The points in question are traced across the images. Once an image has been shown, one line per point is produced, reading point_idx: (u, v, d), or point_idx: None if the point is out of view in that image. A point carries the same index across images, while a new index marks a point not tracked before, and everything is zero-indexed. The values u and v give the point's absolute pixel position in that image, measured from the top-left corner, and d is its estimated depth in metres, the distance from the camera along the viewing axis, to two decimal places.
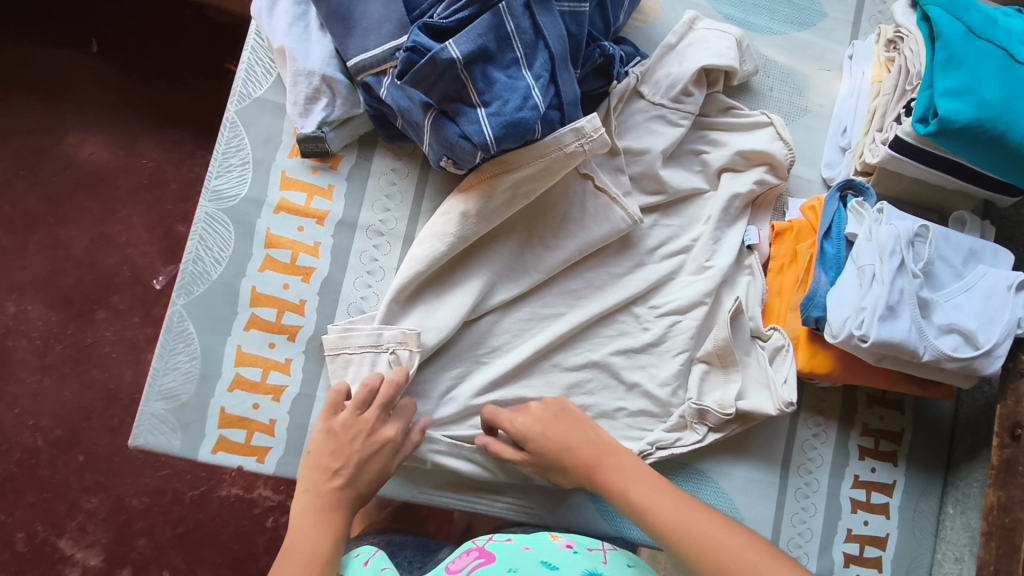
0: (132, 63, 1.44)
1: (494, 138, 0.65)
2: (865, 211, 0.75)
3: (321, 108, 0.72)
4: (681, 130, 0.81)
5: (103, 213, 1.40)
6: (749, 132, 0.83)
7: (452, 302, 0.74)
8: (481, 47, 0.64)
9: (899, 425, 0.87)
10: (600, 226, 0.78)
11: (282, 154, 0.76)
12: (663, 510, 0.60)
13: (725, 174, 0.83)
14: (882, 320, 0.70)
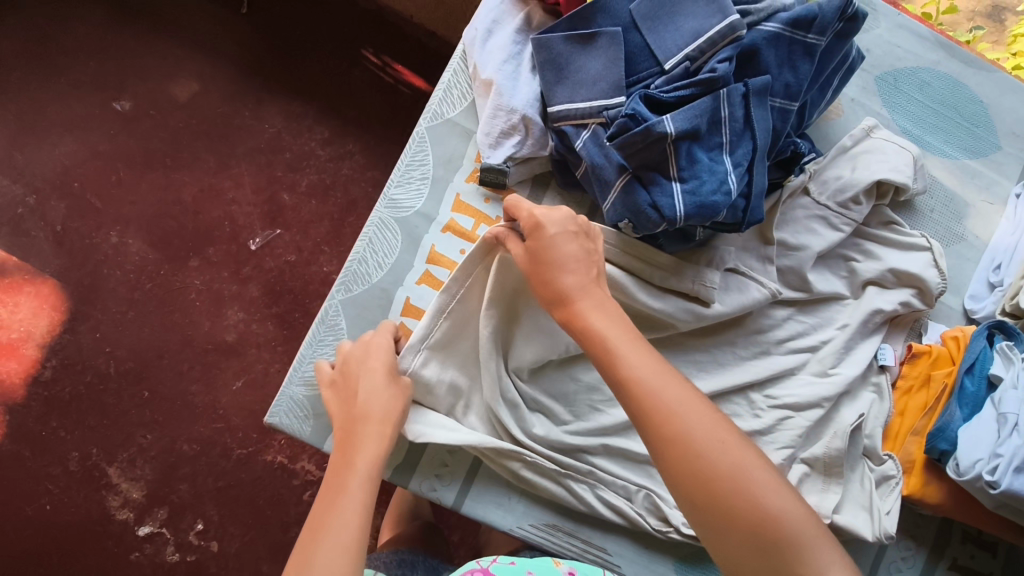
0: (277, 33, 1.50)
1: (684, 215, 0.66)
2: (1015, 356, 0.75)
3: (511, 144, 0.75)
4: (841, 236, 0.80)
5: (217, 165, 1.43)
6: (906, 252, 0.83)
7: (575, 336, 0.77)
8: (694, 127, 0.66)
9: (987, 568, 0.85)
10: (738, 298, 0.77)
11: (461, 176, 0.78)
12: (642, 372, 0.57)
13: (872, 287, 0.83)
14: (1017, 472, 0.69)
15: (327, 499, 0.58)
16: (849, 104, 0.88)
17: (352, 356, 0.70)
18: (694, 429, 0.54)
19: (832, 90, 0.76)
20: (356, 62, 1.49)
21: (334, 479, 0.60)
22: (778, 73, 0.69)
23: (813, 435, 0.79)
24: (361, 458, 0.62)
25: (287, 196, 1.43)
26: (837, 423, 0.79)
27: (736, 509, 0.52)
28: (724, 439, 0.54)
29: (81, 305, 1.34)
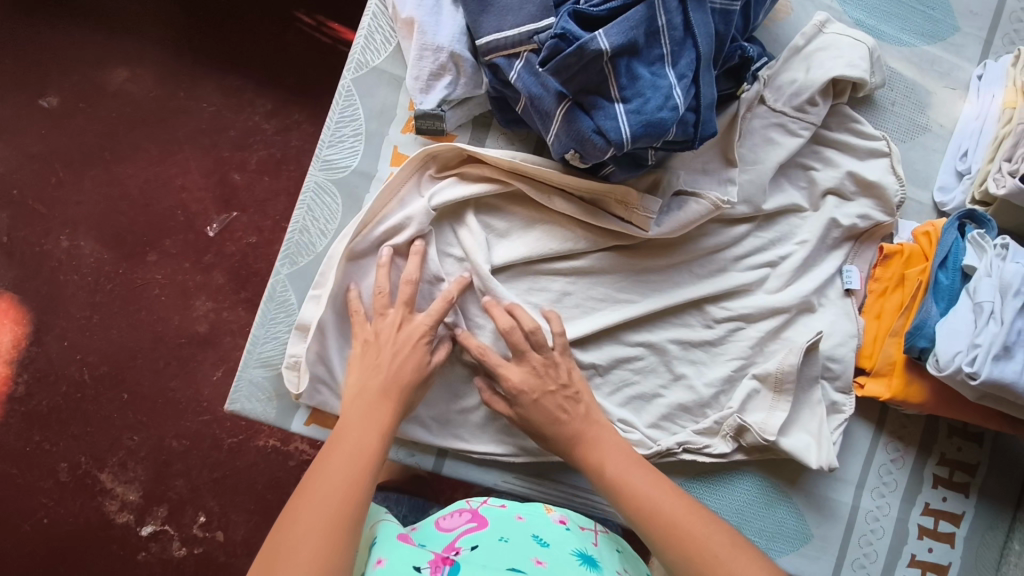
0: (200, 3, 1.40)
1: (630, 137, 0.62)
2: (987, 245, 0.73)
3: (444, 86, 0.70)
4: (801, 141, 0.77)
5: (160, 153, 1.36)
6: (864, 159, 0.80)
7: (525, 242, 0.74)
8: (631, 41, 0.61)
9: (974, 458, 0.86)
10: (680, 217, 0.72)
11: (395, 128, 0.74)
12: (609, 443, 0.66)
13: (831, 197, 0.80)
14: (995, 360, 0.68)
15: (333, 455, 0.58)
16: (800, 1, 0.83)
17: (402, 322, 0.67)
18: (634, 479, 0.63)
19: None
20: (288, 24, 1.40)
21: (339, 437, 0.60)
22: None
23: (766, 348, 0.77)
24: (370, 420, 0.62)
25: (238, 176, 1.37)
26: (793, 340, 0.77)
27: (666, 536, 0.59)
28: (673, 496, 0.61)
29: (44, 315, 1.29)
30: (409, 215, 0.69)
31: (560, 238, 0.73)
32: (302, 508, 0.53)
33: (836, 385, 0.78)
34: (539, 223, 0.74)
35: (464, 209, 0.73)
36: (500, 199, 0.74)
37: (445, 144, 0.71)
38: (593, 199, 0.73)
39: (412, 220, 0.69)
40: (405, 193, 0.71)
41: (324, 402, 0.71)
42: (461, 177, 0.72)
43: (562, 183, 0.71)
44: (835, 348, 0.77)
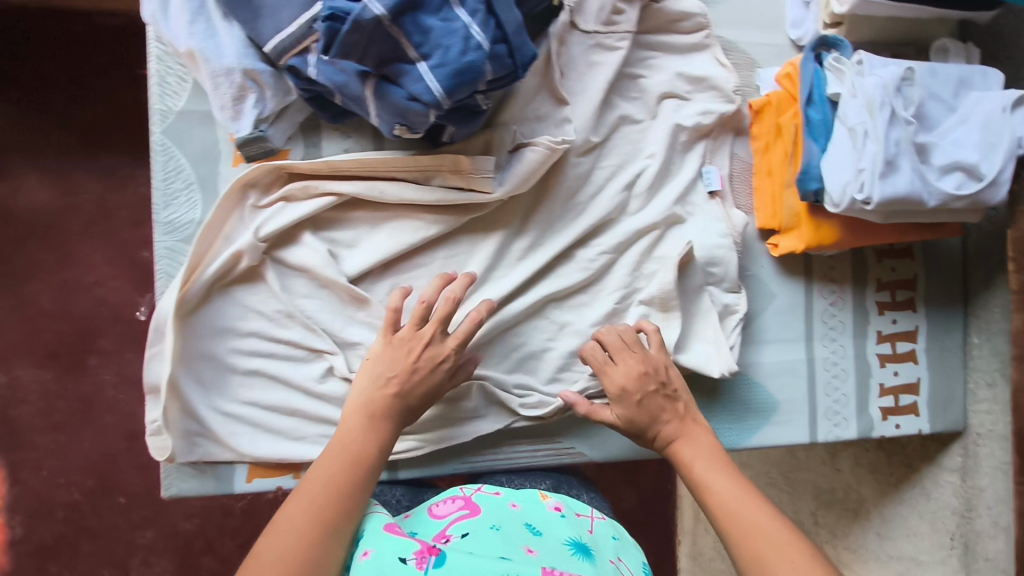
0: (31, 91, 1.27)
1: (445, 92, 0.60)
2: (844, 66, 0.71)
3: (252, 106, 0.66)
4: (621, 53, 0.75)
5: (59, 260, 1.28)
6: (686, 55, 0.79)
7: (384, 238, 0.72)
8: None
9: (911, 272, 0.85)
10: (519, 169, 0.70)
11: (226, 163, 0.70)
12: (705, 442, 0.67)
13: (669, 101, 0.79)
14: (883, 178, 0.67)
15: (291, 491, 0.60)
16: None
17: (432, 337, 0.67)
18: (721, 486, 0.63)
19: None
20: (133, 83, 1.32)
21: (341, 447, 0.62)
22: None
23: (648, 271, 0.77)
24: (370, 431, 0.64)
25: (144, 253, 1.32)
26: (668, 257, 0.76)
27: (743, 551, 0.58)
28: (749, 500, 0.61)
29: (11, 455, 1.24)
30: (237, 249, 0.69)
31: (411, 231, 0.72)
32: (272, 545, 0.56)
33: (724, 288, 0.79)
34: (385, 221, 0.72)
35: (297, 230, 0.71)
36: (336, 210, 0.72)
37: (260, 166, 0.69)
38: (426, 177, 0.71)
39: (242, 253, 0.69)
40: (230, 229, 0.69)
41: (205, 452, 0.72)
42: (287, 198, 0.70)
43: (389, 167, 0.70)
44: (714, 251, 0.78)
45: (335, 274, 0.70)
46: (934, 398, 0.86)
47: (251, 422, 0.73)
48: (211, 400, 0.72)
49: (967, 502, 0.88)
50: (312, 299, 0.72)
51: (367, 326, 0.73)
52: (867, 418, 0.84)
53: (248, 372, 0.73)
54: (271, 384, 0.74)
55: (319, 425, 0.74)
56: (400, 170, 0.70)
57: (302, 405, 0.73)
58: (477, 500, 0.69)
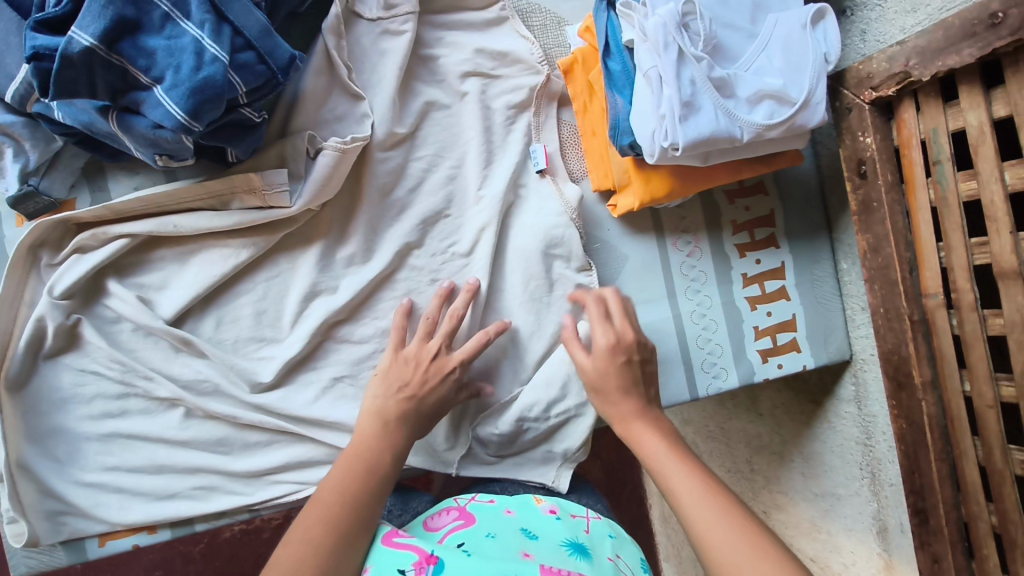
0: None
1: (187, 114, 0.56)
2: (632, 10, 0.66)
3: (13, 161, 0.63)
4: (408, 36, 0.71)
5: None
6: (486, 31, 0.76)
7: (194, 272, 0.68)
8: (116, 19, 0.54)
9: (767, 208, 0.82)
10: (313, 178, 0.67)
11: (10, 224, 0.68)
12: (652, 445, 0.61)
13: (475, 79, 0.75)
14: (684, 121, 0.63)
15: (313, 504, 0.56)
16: None
17: (437, 350, 0.68)
18: (701, 511, 0.53)
19: None
20: None
21: (355, 454, 0.61)
22: None
23: (499, 266, 0.76)
24: (385, 437, 0.62)
25: None
26: (524, 248, 0.75)
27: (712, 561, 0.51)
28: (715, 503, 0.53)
29: None
30: (38, 316, 0.64)
31: (220, 260, 0.68)
32: (287, 560, 0.52)
33: (576, 266, 0.76)
34: (193, 255, 0.69)
35: (104, 278, 0.67)
36: (139, 251, 0.68)
37: (42, 222, 0.64)
38: (223, 202, 0.67)
39: (44, 318, 0.65)
40: (31, 294, 0.66)
41: (74, 529, 0.67)
42: (81, 248, 0.66)
43: (178, 200, 0.66)
44: (553, 231, 0.75)
45: (152, 319, 0.66)
46: (813, 332, 0.83)
47: (116, 489, 0.68)
48: (67, 474, 0.67)
49: (866, 430, 0.85)
50: (143, 347, 0.68)
51: (209, 363, 0.69)
52: (746, 364, 0.81)
53: (103, 437, 0.68)
54: (130, 445, 0.68)
55: (190, 477, 0.69)
56: (191, 202, 0.67)
57: (165, 458, 0.68)
58: (471, 510, 0.66)
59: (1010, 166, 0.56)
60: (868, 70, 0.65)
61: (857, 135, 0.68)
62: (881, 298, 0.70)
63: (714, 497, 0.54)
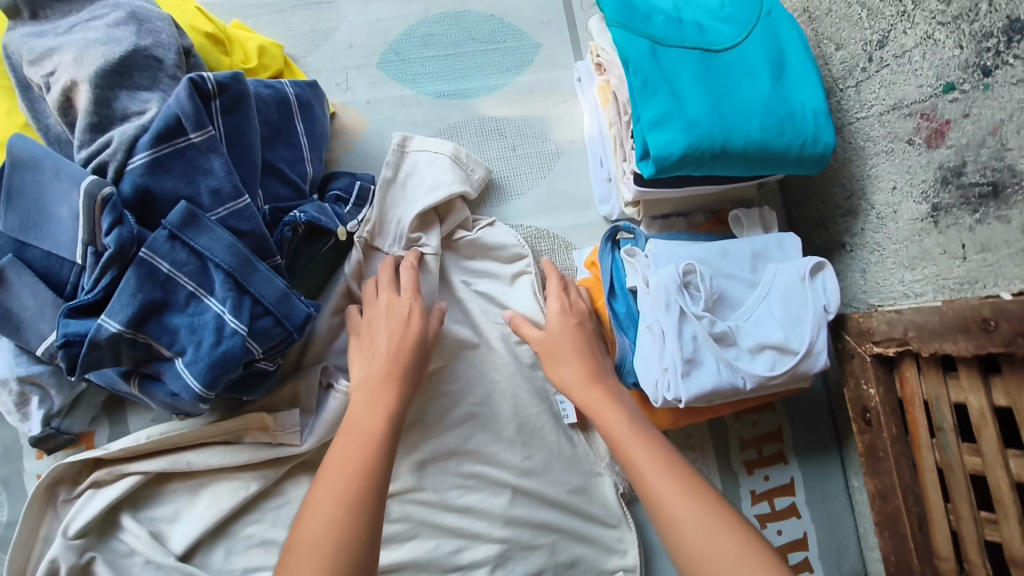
0: None
1: (203, 385, 0.58)
2: (635, 260, 0.70)
3: (37, 407, 0.65)
4: (428, 278, 0.73)
5: None
6: (497, 259, 0.78)
7: (203, 506, 0.68)
8: (144, 304, 0.57)
9: (774, 423, 0.82)
10: (324, 418, 0.69)
11: (29, 458, 0.69)
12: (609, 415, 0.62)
13: (487, 302, 0.78)
14: (686, 377, 0.64)
15: (323, 477, 0.55)
16: (369, 109, 0.79)
17: (389, 301, 0.68)
18: (683, 512, 0.53)
19: (302, 136, 0.68)
20: None
21: (349, 423, 0.60)
22: (195, 188, 0.59)
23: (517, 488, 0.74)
24: (371, 405, 0.61)
25: None
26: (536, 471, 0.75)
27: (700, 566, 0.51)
28: (702, 505, 0.53)
29: None
30: (50, 560, 0.64)
31: (230, 492, 0.68)
32: (320, 529, 0.51)
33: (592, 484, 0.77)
34: (204, 487, 0.69)
35: (116, 515, 0.67)
36: (153, 484, 0.69)
37: (61, 465, 0.67)
38: (235, 437, 0.68)
39: (56, 562, 0.64)
40: (47, 531, 0.66)
41: None
42: (97, 484, 0.67)
43: (194, 437, 0.68)
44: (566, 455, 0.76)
45: (163, 556, 0.65)
46: (824, 551, 0.80)
47: None
48: None
49: None
50: None
51: None
52: None
53: None
54: None
55: None
56: (207, 437, 0.68)
57: None
58: None
59: (1015, 455, 0.54)
60: (868, 325, 0.67)
61: (861, 382, 0.69)
62: (892, 547, 0.68)
63: (695, 491, 0.54)
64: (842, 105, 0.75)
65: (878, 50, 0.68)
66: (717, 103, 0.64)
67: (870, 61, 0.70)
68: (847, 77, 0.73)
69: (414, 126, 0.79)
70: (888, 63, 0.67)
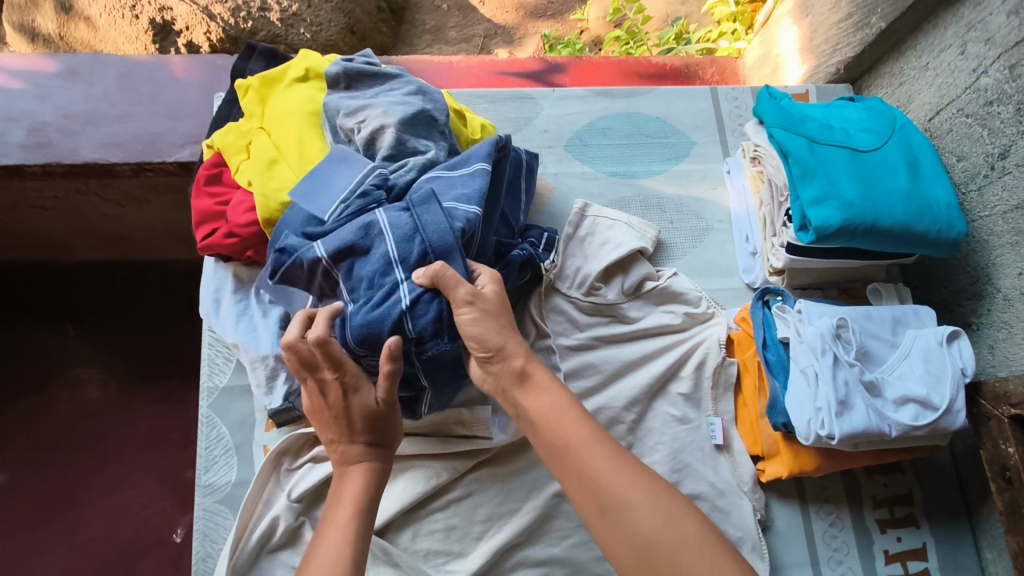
0: (124, 344, 1.45)
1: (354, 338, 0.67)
2: (787, 314, 0.82)
3: (283, 381, 0.78)
4: (596, 317, 0.89)
5: (114, 483, 1.34)
6: (656, 308, 0.91)
7: (400, 487, 0.78)
8: (347, 245, 0.67)
9: (905, 487, 0.87)
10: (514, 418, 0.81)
11: (260, 429, 0.81)
12: (566, 427, 0.62)
13: (649, 340, 0.89)
14: (840, 416, 0.73)
15: (322, 541, 0.61)
16: (555, 180, 0.96)
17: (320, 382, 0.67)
18: (641, 522, 0.56)
19: (522, 192, 0.85)
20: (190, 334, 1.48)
21: (334, 509, 0.64)
22: (446, 189, 0.70)
23: None
24: (355, 488, 0.65)
25: (189, 474, 1.37)
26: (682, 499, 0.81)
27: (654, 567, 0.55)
28: (655, 511, 0.57)
29: None
30: (274, 516, 0.75)
31: (423, 479, 0.79)
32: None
33: (732, 521, 0.81)
34: (401, 473, 0.80)
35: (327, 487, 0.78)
36: None
37: (291, 436, 0.79)
38: (436, 430, 0.81)
39: (278, 518, 0.75)
40: (269, 493, 0.77)
41: None
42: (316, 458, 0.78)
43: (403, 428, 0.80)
44: (712, 488, 0.82)
45: None
46: None
47: None
48: None
49: None
50: None
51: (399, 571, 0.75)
52: None
53: None
54: None
55: None
56: (413, 427, 0.81)
57: None
58: None
59: None
60: (1004, 387, 0.75)
61: (999, 442, 0.75)
62: None
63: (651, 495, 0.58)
64: (965, 206, 0.88)
65: (999, 160, 0.82)
66: (866, 190, 0.78)
67: (992, 169, 0.83)
68: (969, 182, 0.87)
69: (591, 196, 0.96)
70: (1009, 170, 0.81)
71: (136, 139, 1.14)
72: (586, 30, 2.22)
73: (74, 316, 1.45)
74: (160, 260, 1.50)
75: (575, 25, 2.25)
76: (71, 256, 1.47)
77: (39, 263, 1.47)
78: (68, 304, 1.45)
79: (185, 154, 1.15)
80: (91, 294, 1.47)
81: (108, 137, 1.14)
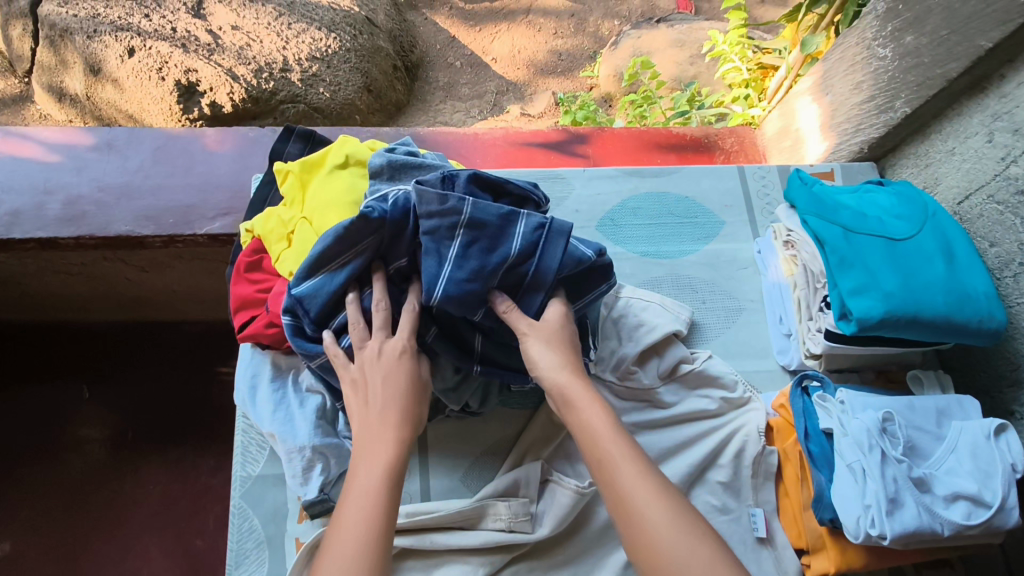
0: (139, 406, 1.43)
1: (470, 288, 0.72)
2: (829, 404, 0.81)
3: (318, 473, 0.76)
4: (632, 401, 0.88)
5: (121, 553, 1.29)
6: (693, 390, 0.89)
7: None
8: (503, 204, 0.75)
9: None
10: (552, 511, 0.78)
11: (292, 521, 0.79)
12: (590, 421, 0.65)
13: (687, 424, 0.87)
14: (890, 515, 0.71)
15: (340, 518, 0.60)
16: None
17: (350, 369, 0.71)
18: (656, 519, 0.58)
19: None
20: (205, 396, 1.46)
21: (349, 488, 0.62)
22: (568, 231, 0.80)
23: None
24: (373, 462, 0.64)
25: (200, 542, 1.33)
26: None
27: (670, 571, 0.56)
28: (671, 513, 0.59)
29: None
30: None
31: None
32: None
33: None
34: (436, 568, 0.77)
35: None
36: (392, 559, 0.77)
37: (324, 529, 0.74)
38: (471, 523, 0.78)
39: None
40: None
41: None
42: None
43: (439, 521, 0.77)
44: None
45: None
46: None
47: None
48: None
49: None
50: None
51: None
52: None
53: None
54: None
55: None
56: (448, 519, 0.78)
57: None
58: None
59: None
60: None
61: None
62: None
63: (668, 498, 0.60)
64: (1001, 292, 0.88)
65: None
66: (906, 280, 0.78)
67: None
68: (1004, 268, 0.87)
69: (623, 276, 0.96)
70: None
71: (169, 211, 1.15)
72: (595, 88, 2.27)
73: (89, 377, 1.43)
74: (179, 321, 1.50)
75: (586, 82, 2.30)
76: (89, 317, 1.46)
77: (57, 323, 1.46)
78: (85, 366, 1.44)
79: (216, 226, 1.14)
80: (108, 355, 1.46)
81: (142, 209, 1.14)
